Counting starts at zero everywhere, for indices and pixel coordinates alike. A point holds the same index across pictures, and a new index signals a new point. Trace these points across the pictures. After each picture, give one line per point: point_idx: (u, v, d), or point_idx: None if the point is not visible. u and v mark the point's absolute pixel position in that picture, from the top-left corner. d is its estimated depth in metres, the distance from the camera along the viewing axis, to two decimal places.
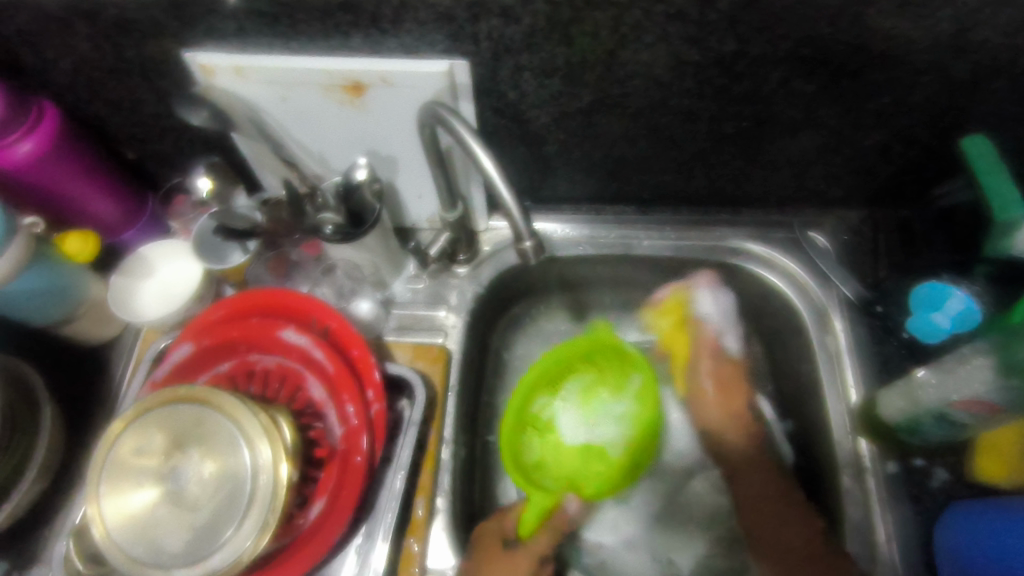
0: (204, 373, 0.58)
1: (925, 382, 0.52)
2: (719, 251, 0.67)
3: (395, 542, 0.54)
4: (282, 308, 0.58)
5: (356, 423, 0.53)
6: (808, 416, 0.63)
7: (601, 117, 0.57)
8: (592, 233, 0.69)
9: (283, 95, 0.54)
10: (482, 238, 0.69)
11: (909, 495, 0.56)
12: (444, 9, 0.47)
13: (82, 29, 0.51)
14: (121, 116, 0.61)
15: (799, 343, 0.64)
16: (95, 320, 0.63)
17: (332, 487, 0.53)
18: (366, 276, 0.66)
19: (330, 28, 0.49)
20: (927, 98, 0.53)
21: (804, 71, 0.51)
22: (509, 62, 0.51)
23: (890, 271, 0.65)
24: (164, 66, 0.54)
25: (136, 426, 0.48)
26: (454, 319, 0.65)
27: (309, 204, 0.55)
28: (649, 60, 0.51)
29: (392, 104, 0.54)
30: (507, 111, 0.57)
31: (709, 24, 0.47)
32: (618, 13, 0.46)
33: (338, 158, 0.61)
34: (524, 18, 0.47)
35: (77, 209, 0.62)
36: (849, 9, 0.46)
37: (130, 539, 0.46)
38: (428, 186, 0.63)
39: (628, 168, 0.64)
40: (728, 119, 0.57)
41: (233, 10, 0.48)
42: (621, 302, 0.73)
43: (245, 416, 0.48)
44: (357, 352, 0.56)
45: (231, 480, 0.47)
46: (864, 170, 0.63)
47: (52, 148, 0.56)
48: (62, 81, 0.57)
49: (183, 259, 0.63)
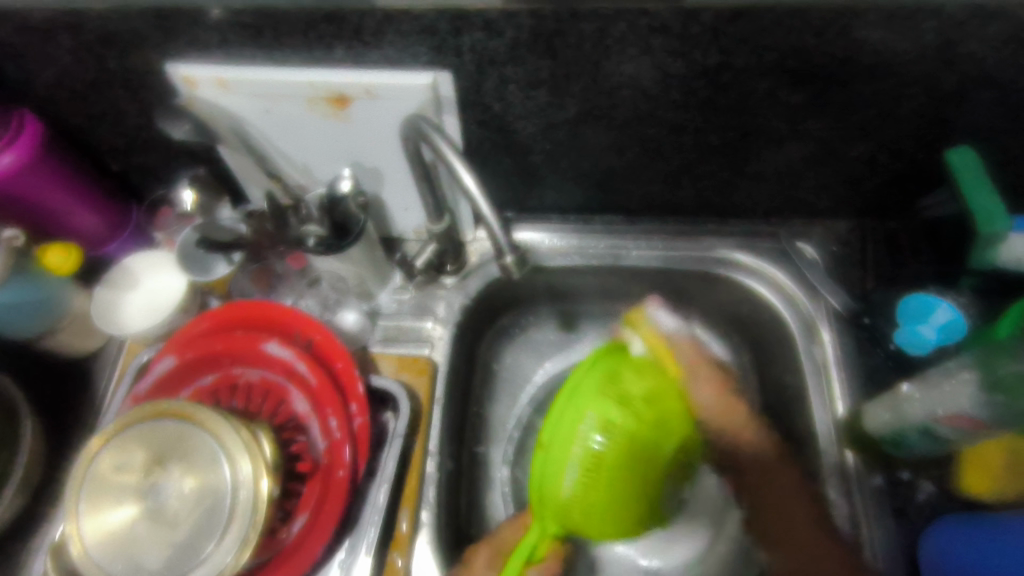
0: (187, 388, 0.57)
1: (910, 397, 0.52)
2: (707, 262, 0.67)
3: (378, 556, 0.53)
4: (265, 320, 0.58)
5: (339, 437, 0.53)
6: (795, 428, 0.63)
7: (587, 128, 0.57)
8: (579, 244, 0.69)
9: (268, 107, 0.54)
10: (468, 249, 0.69)
11: (895, 507, 0.55)
12: (428, 22, 0.46)
13: (65, 41, 0.51)
14: (104, 127, 0.60)
15: (786, 354, 0.64)
16: (79, 332, 0.62)
17: (315, 502, 0.52)
18: (352, 287, 0.66)
19: (315, 40, 0.49)
20: (913, 111, 0.53)
21: (789, 82, 0.51)
22: (493, 74, 0.51)
23: (877, 284, 0.64)
24: (148, 77, 0.54)
25: (116, 442, 0.48)
26: (441, 331, 0.65)
27: (293, 216, 0.55)
28: (633, 72, 0.51)
29: (377, 116, 0.54)
30: (492, 123, 0.57)
31: (693, 36, 0.47)
32: (602, 25, 0.46)
33: (323, 169, 0.61)
34: (508, 31, 0.47)
35: (59, 221, 0.61)
36: (835, 22, 0.46)
37: (109, 556, 0.45)
38: (413, 197, 0.63)
39: (614, 178, 0.64)
40: (714, 131, 0.57)
41: (216, 21, 0.48)
42: (609, 312, 0.73)
43: (226, 432, 0.47)
44: (341, 364, 0.56)
45: (211, 495, 0.46)
46: (851, 181, 0.63)
47: (32, 161, 0.56)
48: (44, 93, 0.56)
49: (167, 270, 0.63)
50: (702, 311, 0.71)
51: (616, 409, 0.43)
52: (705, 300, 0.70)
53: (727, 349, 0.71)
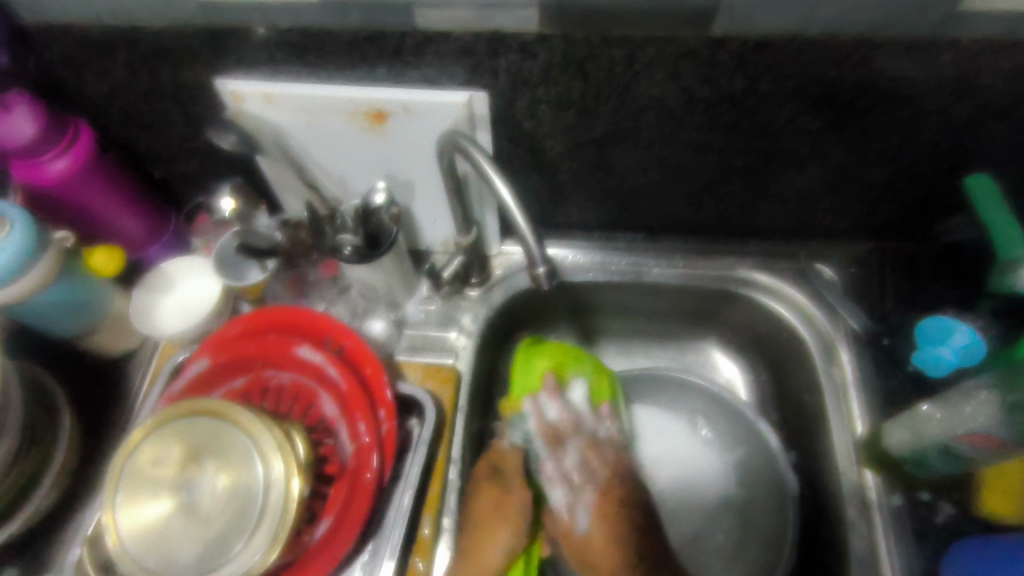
0: (219, 389, 0.59)
1: (929, 416, 0.53)
2: (727, 281, 0.68)
3: (401, 560, 0.54)
4: (297, 326, 0.60)
5: (368, 441, 0.54)
6: (814, 446, 0.64)
7: (612, 148, 0.59)
8: (601, 260, 0.70)
9: (308, 122, 0.56)
10: (494, 262, 0.71)
11: (915, 531, 0.55)
12: (466, 43, 0.49)
13: (122, 55, 0.54)
14: (151, 137, 0.63)
15: (806, 375, 0.65)
16: (116, 333, 0.65)
17: (341, 504, 0.53)
18: (381, 296, 0.67)
19: (357, 59, 0.52)
20: (931, 138, 0.55)
21: (810, 108, 0.53)
22: (525, 95, 0.53)
23: (897, 304, 0.65)
24: (196, 91, 0.57)
25: (154, 436, 0.49)
26: (465, 341, 0.66)
27: (329, 226, 0.57)
28: (659, 95, 0.52)
29: (414, 132, 0.56)
30: (522, 140, 0.59)
31: (719, 63, 0.49)
32: (631, 50, 0.48)
33: (358, 181, 0.63)
34: (541, 53, 0.49)
35: (103, 225, 0.64)
36: (855, 52, 0.48)
37: (144, 549, 0.47)
38: (442, 210, 0.65)
39: (639, 198, 0.66)
40: (737, 153, 0.59)
41: (266, 39, 0.51)
42: (629, 329, 0.76)
43: (260, 431, 0.48)
44: (370, 370, 0.57)
45: (244, 494, 0.47)
46: (869, 206, 0.64)
47: (82, 169, 0.58)
48: (97, 103, 0.59)
49: (203, 276, 0.65)
50: (721, 329, 0.73)
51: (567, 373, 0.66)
52: (724, 317, 0.71)
53: (745, 367, 0.73)
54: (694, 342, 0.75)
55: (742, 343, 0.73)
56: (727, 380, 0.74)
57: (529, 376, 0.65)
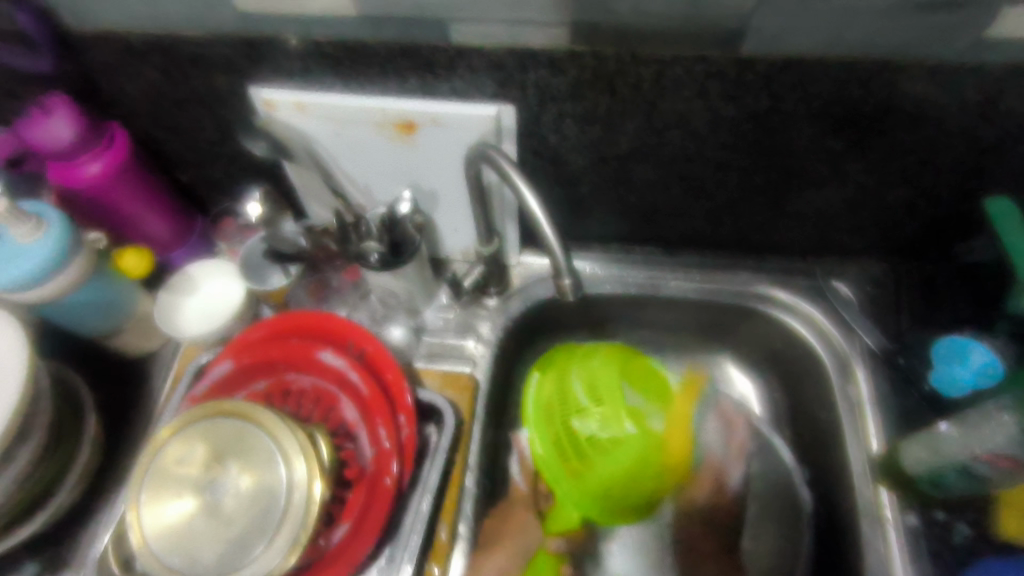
0: (242, 391, 0.60)
1: (948, 436, 0.53)
2: (747, 298, 0.68)
3: (418, 566, 0.54)
4: (320, 330, 0.61)
5: (388, 446, 0.55)
6: (828, 463, 0.64)
7: (635, 162, 0.60)
8: (620, 273, 0.71)
9: (337, 131, 0.57)
10: (513, 272, 0.72)
11: (931, 550, 0.55)
12: (497, 58, 0.50)
13: (159, 62, 0.55)
14: (181, 141, 0.65)
15: (821, 391, 0.65)
16: (141, 333, 0.66)
17: (360, 507, 0.53)
18: (400, 303, 0.68)
19: (389, 71, 0.53)
20: (951, 160, 0.56)
21: (833, 128, 0.54)
22: (552, 109, 0.54)
23: (911, 323, 0.66)
24: (229, 99, 0.58)
25: (179, 436, 0.50)
26: (482, 349, 0.67)
27: (354, 233, 0.58)
28: (686, 113, 0.53)
29: (440, 142, 0.57)
30: (546, 153, 0.60)
31: (746, 82, 0.50)
32: (660, 68, 0.49)
33: (382, 190, 0.64)
34: (571, 70, 0.50)
35: (133, 226, 0.65)
36: (881, 74, 0.49)
37: (168, 548, 0.47)
38: (464, 220, 0.66)
39: (659, 214, 0.67)
40: (758, 171, 0.60)
41: (301, 49, 0.52)
42: (643, 342, 0.76)
43: (283, 433, 0.49)
44: (391, 375, 0.58)
45: (267, 495, 0.48)
46: (886, 226, 0.65)
47: (116, 172, 0.59)
48: (131, 108, 0.61)
49: (226, 279, 0.66)
50: (736, 344, 0.74)
51: (571, 382, 0.61)
52: (739, 332, 0.72)
53: (759, 383, 0.74)
54: (710, 357, 0.76)
55: (757, 358, 0.73)
56: (741, 396, 0.74)
57: (537, 392, 0.63)
